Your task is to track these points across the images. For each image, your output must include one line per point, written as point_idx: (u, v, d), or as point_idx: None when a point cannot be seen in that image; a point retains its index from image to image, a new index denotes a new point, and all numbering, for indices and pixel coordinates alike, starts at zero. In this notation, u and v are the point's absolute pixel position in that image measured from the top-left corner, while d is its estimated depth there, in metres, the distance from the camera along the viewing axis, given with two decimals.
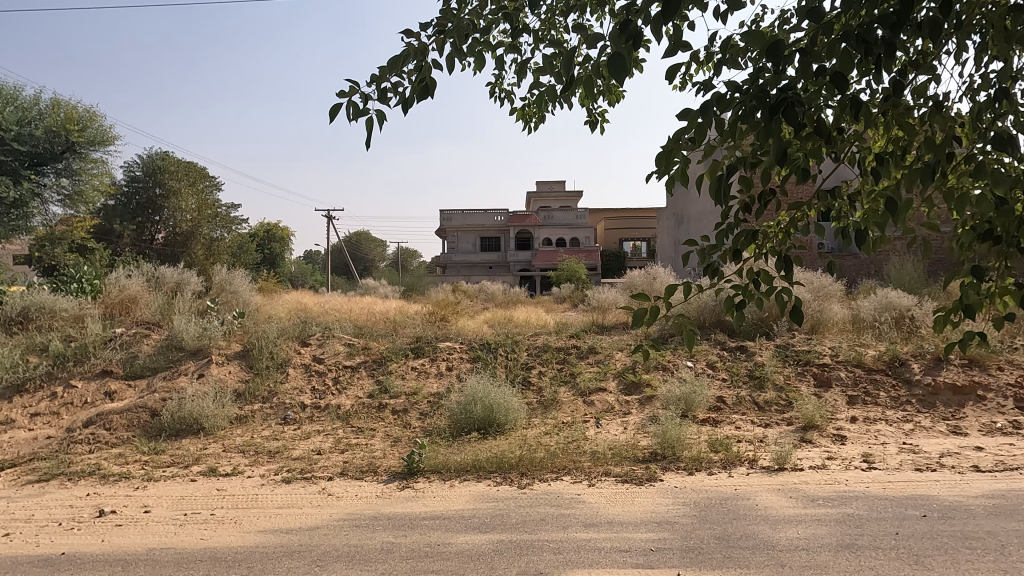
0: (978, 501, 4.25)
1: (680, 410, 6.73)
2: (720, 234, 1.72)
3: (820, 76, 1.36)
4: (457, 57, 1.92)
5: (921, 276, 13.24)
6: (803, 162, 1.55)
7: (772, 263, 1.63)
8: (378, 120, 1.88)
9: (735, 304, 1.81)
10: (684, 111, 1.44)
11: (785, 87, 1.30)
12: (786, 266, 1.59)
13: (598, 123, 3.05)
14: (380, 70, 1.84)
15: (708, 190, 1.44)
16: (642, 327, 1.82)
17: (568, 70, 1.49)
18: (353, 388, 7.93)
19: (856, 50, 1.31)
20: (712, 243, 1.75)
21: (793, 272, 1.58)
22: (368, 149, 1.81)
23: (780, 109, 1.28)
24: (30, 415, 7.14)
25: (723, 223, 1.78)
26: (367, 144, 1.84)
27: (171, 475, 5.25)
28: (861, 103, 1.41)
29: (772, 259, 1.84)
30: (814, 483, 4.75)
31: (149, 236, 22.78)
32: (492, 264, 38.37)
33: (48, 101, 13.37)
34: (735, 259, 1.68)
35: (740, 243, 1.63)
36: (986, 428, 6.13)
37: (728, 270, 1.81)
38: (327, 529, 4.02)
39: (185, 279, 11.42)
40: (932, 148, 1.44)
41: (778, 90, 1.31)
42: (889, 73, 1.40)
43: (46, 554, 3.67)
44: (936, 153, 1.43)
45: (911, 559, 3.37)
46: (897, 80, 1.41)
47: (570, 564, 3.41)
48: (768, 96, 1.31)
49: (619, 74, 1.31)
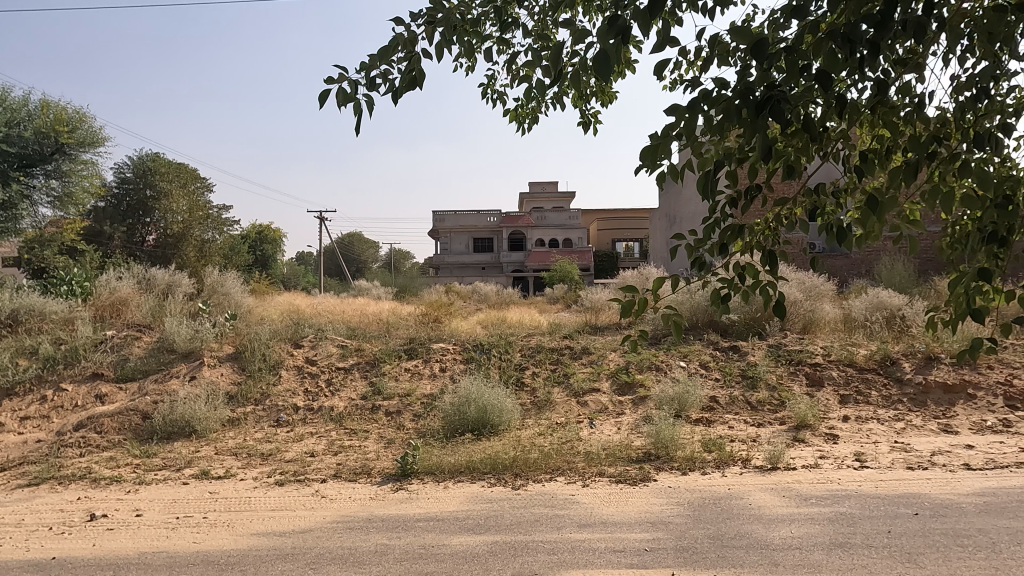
0: (969, 499, 4.29)
1: (673, 410, 6.75)
2: (706, 228, 1.70)
3: (806, 74, 1.35)
4: (446, 47, 1.92)
5: (911, 275, 13.33)
6: (792, 158, 1.53)
7: (758, 259, 1.62)
8: (367, 109, 1.87)
9: (722, 299, 1.80)
10: (673, 106, 1.43)
11: (770, 84, 1.29)
12: (772, 261, 1.58)
13: (592, 123, 3.05)
14: (369, 58, 1.83)
15: (696, 186, 1.44)
16: (630, 320, 1.81)
17: (555, 66, 1.48)
18: (346, 389, 7.91)
19: (841, 49, 1.30)
20: (699, 237, 1.73)
21: (777, 270, 1.58)
22: (360, 137, 1.80)
23: (766, 108, 1.26)
24: (19, 419, 7.08)
25: (711, 217, 1.77)
26: (358, 133, 1.82)
27: (163, 478, 5.21)
28: (846, 102, 1.40)
29: (758, 253, 1.83)
30: (807, 482, 4.77)
31: (140, 238, 22.63)
32: (485, 265, 38.38)
33: (38, 103, 13.27)
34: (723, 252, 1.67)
35: (727, 239, 1.61)
36: (976, 426, 6.18)
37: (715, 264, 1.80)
38: (321, 532, 4.00)
39: (177, 281, 11.37)
40: (916, 147, 1.43)
41: (765, 88, 1.30)
42: (875, 71, 1.39)
43: (37, 559, 3.64)
44: (920, 151, 1.42)
45: (904, 557, 3.39)
46: (879, 80, 1.41)
47: (565, 565, 3.41)
48: (755, 94, 1.30)
49: (607, 70, 1.30)
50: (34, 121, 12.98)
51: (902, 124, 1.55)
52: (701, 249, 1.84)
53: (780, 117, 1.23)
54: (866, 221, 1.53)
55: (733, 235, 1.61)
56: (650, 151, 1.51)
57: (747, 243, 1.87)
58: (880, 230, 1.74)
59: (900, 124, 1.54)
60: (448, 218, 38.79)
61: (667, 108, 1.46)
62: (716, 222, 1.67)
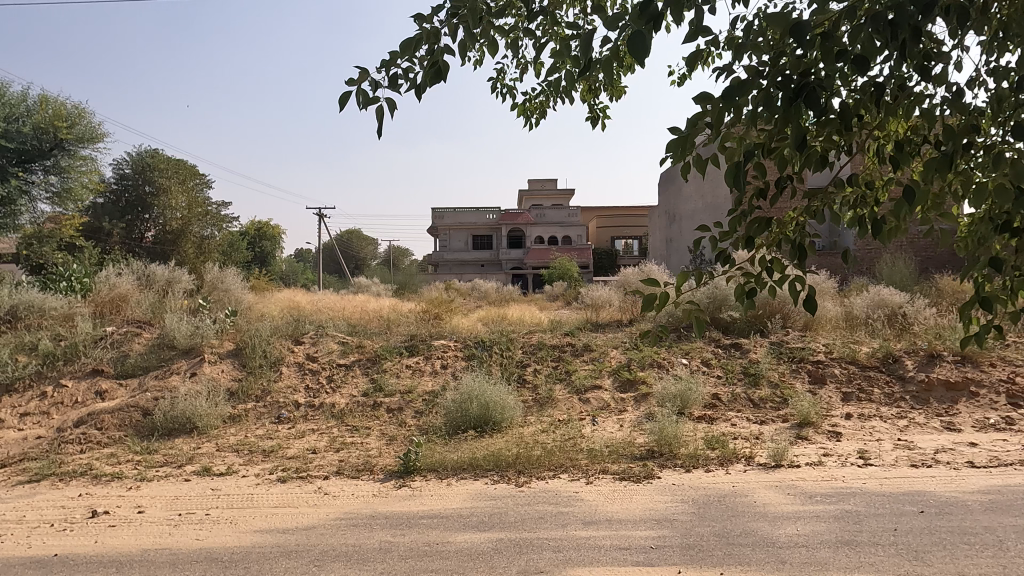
0: (974, 497, 4.28)
1: (676, 407, 6.74)
2: (732, 221, 1.67)
3: (842, 60, 1.32)
4: (468, 42, 1.88)
5: (912, 273, 13.30)
6: (823, 149, 1.50)
7: (787, 251, 1.60)
8: (388, 108, 1.82)
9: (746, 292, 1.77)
10: (702, 94, 1.40)
11: (804, 72, 1.26)
12: (800, 254, 1.55)
13: (601, 117, 3.02)
14: (391, 55, 1.80)
15: (724, 176, 1.40)
16: (652, 313, 1.78)
17: (584, 55, 1.45)
18: (347, 386, 7.87)
19: (882, 34, 1.27)
20: (725, 231, 1.70)
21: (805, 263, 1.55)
22: (381, 136, 1.74)
23: (803, 95, 1.23)
24: (19, 416, 7.04)
25: (737, 211, 1.74)
26: (378, 132, 1.77)
27: (164, 475, 5.19)
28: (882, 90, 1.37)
29: (787, 247, 1.79)
30: (812, 479, 4.76)
31: (138, 234, 22.57)
32: (484, 262, 38.29)
33: (37, 97, 13.26)
34: (748, 244, 1.65)
35: (753, 231, 1.58)
36: (979, 424, 6.17)
37: (740, 257, 1.78)
38: (324, 528, 3.98)
39: (177, 278, 11.34)
40: (950, 136, 1.40)
41: (801, 75, 1.27)
42: (913, 58, 1.35)
43: (39, 556, 3.63)
44: (954, 141, 1.39)
45: (911, 555, 3.37)
46: (917, 67, 1.37)
47: (570, 563, 3.39)
48: (791, 80, 1.26)
49: (641, 56, 1.27)
50: (32, 117, 12.98)
51: (937, 112, 1.52)
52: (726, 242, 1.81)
53: (816, 106, 1.20)
54: (898, 212, 1.50)
55: (760, 227, 1.58)
56: (677, 141, 1.48)
57: (773, 235, 1.83)
58: (907, 222, 1.72)
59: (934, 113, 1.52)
60: (447, 216, 38.77)
61: (696, 97, 1.44)
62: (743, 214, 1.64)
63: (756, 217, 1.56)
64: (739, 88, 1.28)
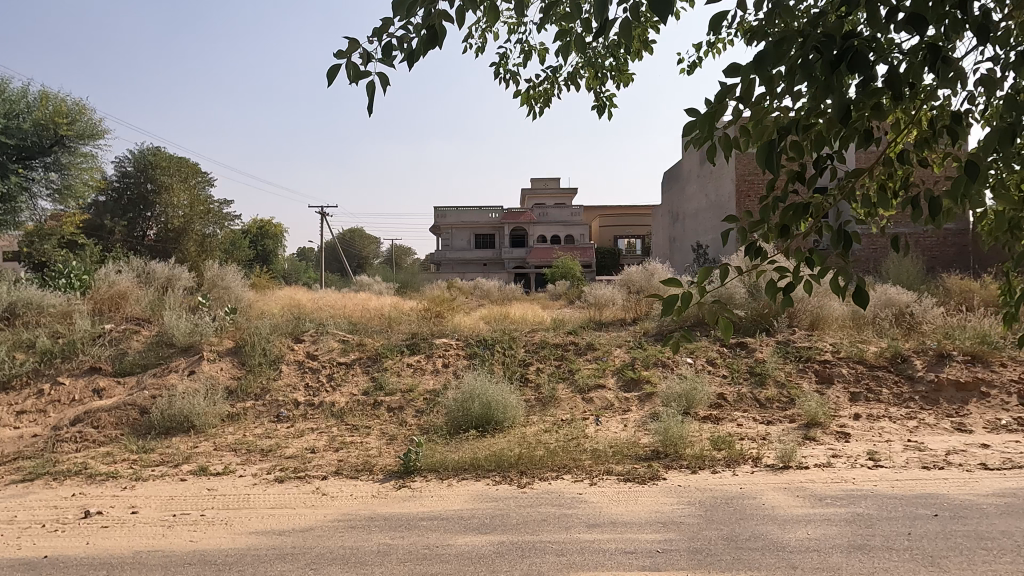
0: (989, 500, 4.16)
1: (681, 407, 6.62)
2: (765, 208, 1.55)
3: (893, 19, 1.20)
4: (467, 7, 1.75)
5: (918, 272, 13.17)
6: (870, 122, 1.38)
7: (828, 240, 1.46)
8: (381, 83, 1.70)
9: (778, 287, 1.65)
10: (732, 66, 1.30)
11: (848, 33, 1.15)
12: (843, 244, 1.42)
13: (608, 104, 2.91)
14: (383, 22, 1.68)
15: (756, 155, 1.29)
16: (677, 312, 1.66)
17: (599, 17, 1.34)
18: (347, 384, 7.78)
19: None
20: (756, 219, 1.58)
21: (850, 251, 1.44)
22: (372, 113, 1.62)
23: (847, 58, 1.12)
24: (15, 414, 6.95)
25: (770, 196, 1.62)
26: (370, 108, 1.65)
27: (159, 474, 5.09)
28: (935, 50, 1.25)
29: (825, 238, 1.67)
30: (821, 481, 4.65)
31: (140, 232, 22.56)
32: (487, 261, 38.21)
33: (37, 94, 13.15)
34: (783, 234, 1.52)
35: (789, 219, 1.47)
36: (991, 425, 6.05)
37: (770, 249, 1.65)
38: (322, 530, 3.89)
39: (176, 275, 11.26)
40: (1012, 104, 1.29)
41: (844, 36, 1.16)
42: (972, 14, 1.23)
43: (27, 558, 3.52)
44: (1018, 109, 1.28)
45: (927, 560, 3.26)
46: (979, 24, 1.25)
47: (574, 566, 3.30)
48: (833, 41, 1.15)
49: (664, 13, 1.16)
50: (33, 113, 12.92)
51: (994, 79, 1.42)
52: (757, 234, 1.69)
53: (864, 66, 1.09)
54: (954, 193, 1.37)
55: (796, 211, 1.48)
56: (703, 117, 1.38)
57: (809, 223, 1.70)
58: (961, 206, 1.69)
59: (992, 78, 1.41)
60: (449, 214, 38.69)
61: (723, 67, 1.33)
62: (778, 199, 1.52)
63: (791, 201, 1.47)
64: (774, 48, 1.17)
